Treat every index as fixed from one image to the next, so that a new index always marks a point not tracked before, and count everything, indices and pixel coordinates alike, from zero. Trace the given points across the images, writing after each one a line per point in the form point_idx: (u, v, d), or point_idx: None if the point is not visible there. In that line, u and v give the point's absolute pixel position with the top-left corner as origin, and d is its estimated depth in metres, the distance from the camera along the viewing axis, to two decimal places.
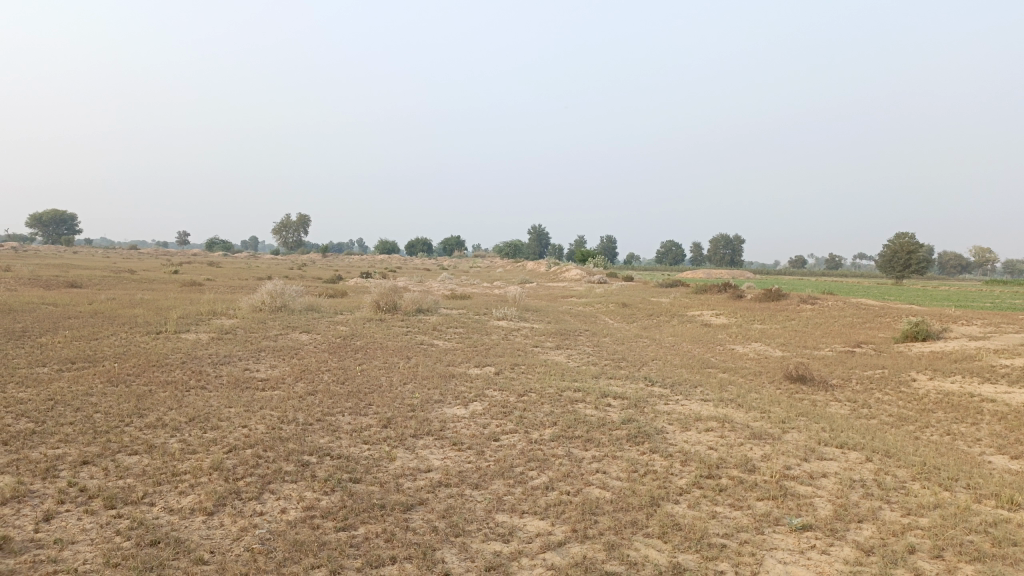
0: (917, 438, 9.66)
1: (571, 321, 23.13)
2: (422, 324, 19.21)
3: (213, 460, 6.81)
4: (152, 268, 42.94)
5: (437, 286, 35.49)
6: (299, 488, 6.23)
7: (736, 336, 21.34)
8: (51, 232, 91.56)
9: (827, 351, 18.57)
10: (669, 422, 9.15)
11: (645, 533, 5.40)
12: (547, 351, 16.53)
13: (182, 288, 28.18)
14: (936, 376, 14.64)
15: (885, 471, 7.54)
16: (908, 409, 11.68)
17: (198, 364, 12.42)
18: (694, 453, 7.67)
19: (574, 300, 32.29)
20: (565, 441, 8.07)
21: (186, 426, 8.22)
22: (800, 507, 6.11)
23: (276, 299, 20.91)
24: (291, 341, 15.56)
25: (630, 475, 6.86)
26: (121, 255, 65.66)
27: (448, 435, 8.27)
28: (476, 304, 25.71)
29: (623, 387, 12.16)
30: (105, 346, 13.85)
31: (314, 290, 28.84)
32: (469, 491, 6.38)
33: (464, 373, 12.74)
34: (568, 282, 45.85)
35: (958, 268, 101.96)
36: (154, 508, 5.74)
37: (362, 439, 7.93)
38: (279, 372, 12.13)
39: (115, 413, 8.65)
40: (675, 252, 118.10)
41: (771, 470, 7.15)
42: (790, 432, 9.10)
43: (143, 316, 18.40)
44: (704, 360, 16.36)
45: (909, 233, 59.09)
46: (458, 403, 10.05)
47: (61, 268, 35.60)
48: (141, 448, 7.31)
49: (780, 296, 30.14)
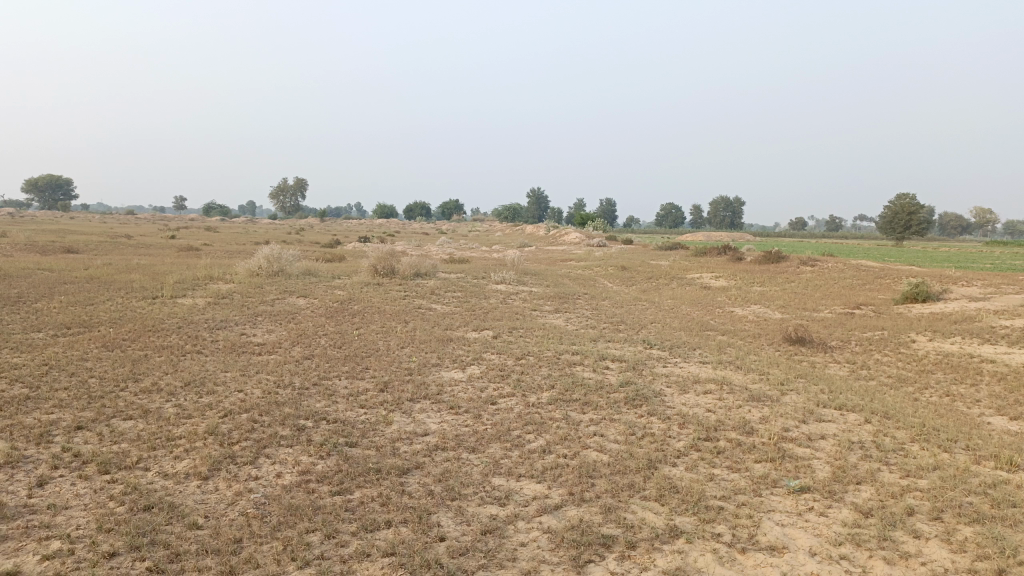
0: (916, 400, 9.64)
1: (570, 285, 23.05)
2: (420, 288, 19.12)
3: (208, 425, 6.76)
4: (149, 233, 42.71)
5: (436, 251, 35.39)
6: (294, 452, 6.18)
7: (735, 299, 21.29)
8: (48, 197, 90.98)
9: (826, 313, 18.52)
10: (667, 385, 9.12)
11: (643, 496, 5.37)
12: (545, 315, 16.48)
13: (179, 253, 28.01)
14: (935, 337, 14.60)
15: (884, 432, 7.51)
16: (907, 370, 11.66)
17: (194, 329, 12.36)
18: (692, 416, 7.63)
19: (573, 264, 32.18)
20: (563, 404, 8.03)
21: (181, 390, 8.17)
22: (799, 470, 6.08)
23: (273, 264, 20.80)
24: (288, 306, 15.48)
25: (628, 438, 6.82)
26: (118, 220, 65.32)
27: (445, 399, 8.23)
28: (474, 268, 25.60)
29: (622, 349, 12.13)
30: (101, 312, 13.76)
31: (311, 255, 28.74)
32: (466, 455, 6.34)
33: (462, 336, 12.69)
34: (567, 245, 45.66)
35: (958, 229, 101.65)
36: (149, 473, 5.70)
37: (359, 403, 7.88)
38: (275, 336, 12.07)
39: (110, 378, 8.60)
40: (675, 214, 117.59)
41: (769, 433, 7.12)
42: (789, 394, 9.07)
43: (140, 281, 18.30)
44: (702, 323, 16.31)
45: (910, 195, 58.73)
46: (456, 367, 10.01)
47: (57, 233, 35.40)
48: (135, 413, 7.26)
49: (780, 258, 30.01)
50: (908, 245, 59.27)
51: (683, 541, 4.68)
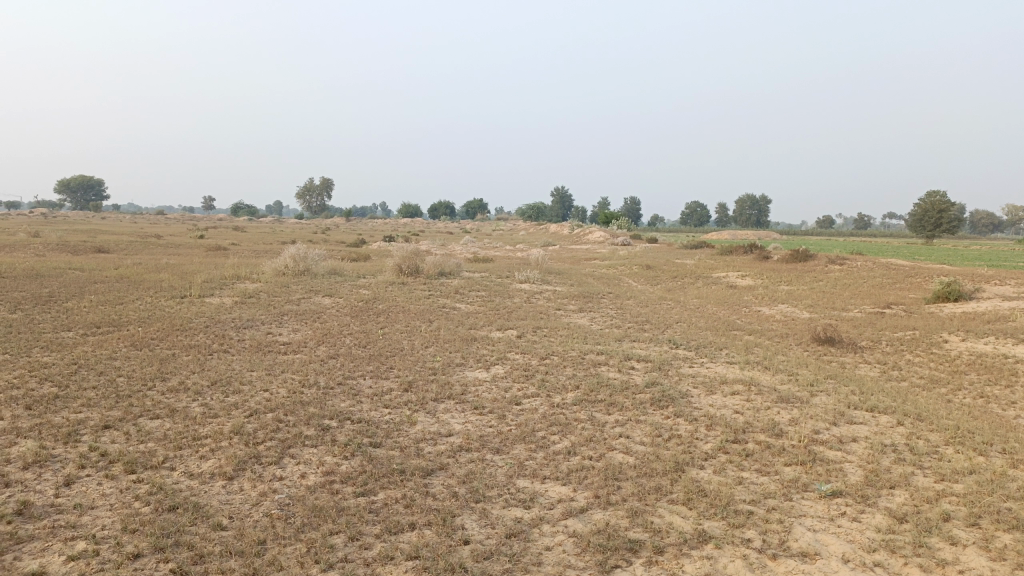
0: (950, 402, 9.42)
1: (594, 284, 22.92)
2: (445, 287, 19.12)
3: (233, 425, 6.77)
4: (177, 233, 43.27)
5: (460, 249, 35.46)
6: (319, 452, 6.17)
7: (762, 298, 21.05)
8: (80, 198, 92.59)
9: (856, 313, 18.22)
10: (694, 385, 9.00)
11: (670, 499, 5.28)
12: (570, 314, 16.40)
13: (206, 253, 28.29)
14: (968, 337, 14.29)
15: (917, 435, 7.34)
16: (939, 371, 11.42)
17: (221, 328, 12.45)
18: (719, 417, 7.51)
19: (597, 263, 32.03)
20: (588, 404, 7.95)
21: (207, 390, 8.21)
22: (830, 473, 5.95)
23: (299, 263, 20.94)
24: (313, 305, 15.54)
25: (654, 440, 6.73)
26: (148, 220, 66.20)
27: (469, 399, 8.19)
28: (499, 267, 25.59)
29: (647, 349, 12.02)
30: (130, 311, 13.91)
31: (337, 254, 28.90)
32: (490, 456, 6.29)
33: (486, 336, 12.66)
34: (592, 244, 45.50)
35: (990, 227, 99.82)
36: (174, 473, 5.72)
37: (383, 403, 7.86)
38: (301, 335, 12.12)
39: (138, 377, 8.67)
40: (700, 213, 116.72)
41: (799, 435, 6.98)
42: (819, 395, 8.90)
43: (168, 280, 18.49)
44: (729, 322, 16.14)
45: (941, 192, 57.73)
46: (480, 367, 9.97)
47: (88, 234, 35.94)
48: (162, 412, 7.31)
49: (807, 257, 29.63)
50: (939, 243, 58.27)
51: (711, 547, 4.59)
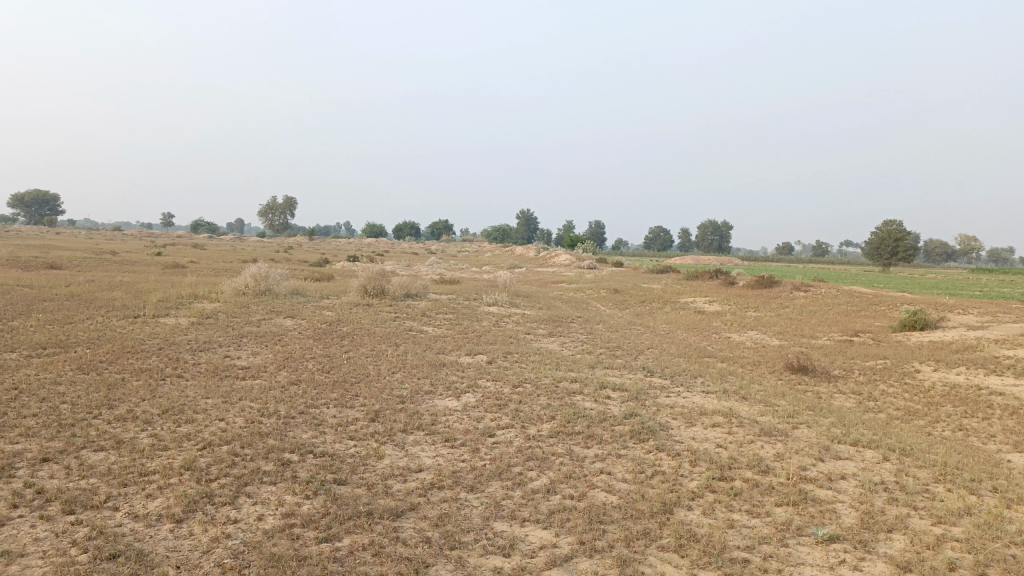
0: (930, 435, 9.23)
1: (563, 308, 22.62)
2: (411, 309, 18.65)
3: (184, 459, 6.25)
4: (136, 248, 42.19)
5: (425, 271, 34.95)
6: (278, 491, 5.69)
7: (731, 324, 20.97)
8: (35, 212, 90.25)
9: (825, 341, 18.17)
10: (673, 416, 8.68)
11: (660, 546, 4.92)
12: (539, 339, 16.06)
13: (164, 270, 27.44)
14: (940, 367, 14.24)
15: (905, 472, 7.09)
16: (915, 402, 11.27)
17: (175, 351, 11.83)
18: (703, 452, 7.18)
19: (564, 286, 31.79)
20: (565, 437, 7.57)
21: (158, 419, 7.66)
22: (823, 515, 5.65)
23: (260, 283, 20.29)
24: (274, 327, 14.97)
25: (637, 477, 6.37)
26: (104, 236, 64.58)
27: (440, 431, 7.75)
28: (465, 289, 25.16)
29: (621, 377, 11.68)
30: (79, 331, 13.21)
31: (299, 273, 28.22)
32: (464, 495, 5.86)
33: (455, 361, 12.21)
34: (558, 267, 45.39)
35: (944, 256, 102.33)
36: (117, 514, 5.20)
37: (348, 435, 7.39)
38: (260, 359, 11.56)
39: (83, 404, 8.05)
40: (663, 238, 117.86)
41: (787, 472, 6.68)
42: (800, 428, 8.65)
43: (121, 299, 17.73)
44: (700, 349, 15.93)
45: (898, 221, 58.87)
46: (450, 395, 9.53)
47: (40, 249, 34.75)
48: (107, 444, 6.74)
49: (772, 283, 29.76)
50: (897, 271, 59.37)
51: None
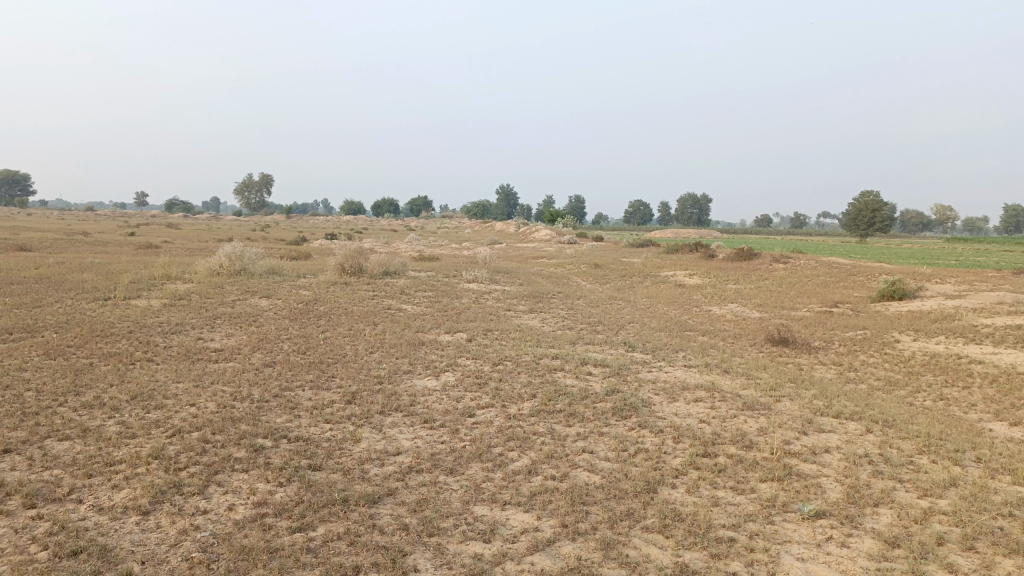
0: (912, 405, 9.20)
1: (543, 283, 22.45)
2: (390, 287, 18.40)
3: (153, 448, 6.04)
4: (108, 230, 41.42)
5: (404, 248, 34.57)
6: (250, 478, 5.50)
7: (712, 297, 20.92)
8: (4, 193, 88.42)
9: (805, 312, 18.18)
10: (655, 392, 8.57)
11: (644, 527, 4.80)
12: (520, 315, 15.91)
13: (137, 251, 26.92)
14: (919, 337, 14.27)
15: (889, 444, 7.03)
16: (895, 373, 11.26)
17: (147, 334, 11.54)
18: (686, 428, 7.06)
19: (545, 261, 31.63)
20: (546, 415, 7.43)
21: (126, 405, 7.42)
22: (808, 491, 5.56)
23: (235, 263, 19.91)
24: (249, 308, 14.67)
25: (620, 456, 6.24)
26: (76, 217, 63.31)
27: (419, 412, 7.59)
28: (444, 266, 24.92)
29: (602, 353, 11.56)
30: (47, 315, 12.84)
31: (276, 252, 27.76)
32: (443, 478, 5.70)
33: (434, 340, 12.01)
34: (538, 242, 45.16)
35: (919, 225, 103.26)
36: (82, 507, 4.99)
37: (323, 418, 7.20)
38: (235, 341, 11.30)
39: (48, 391, 7.78)
40: (643, 211, 117.91)
41: (771, 446, 6.59)
42: (783, 401, 8.57)
43: (92, 281, 17.30)
44: (682, 323, 15.85)
45: (875, 192, 59.12)
46: (429, 374, 9.36)
47: (10, 231, 33.92)
48: (73, 433, 6.50)
49: (751, 255, 29.79)
50: (873, 241, 59.77)
51: None
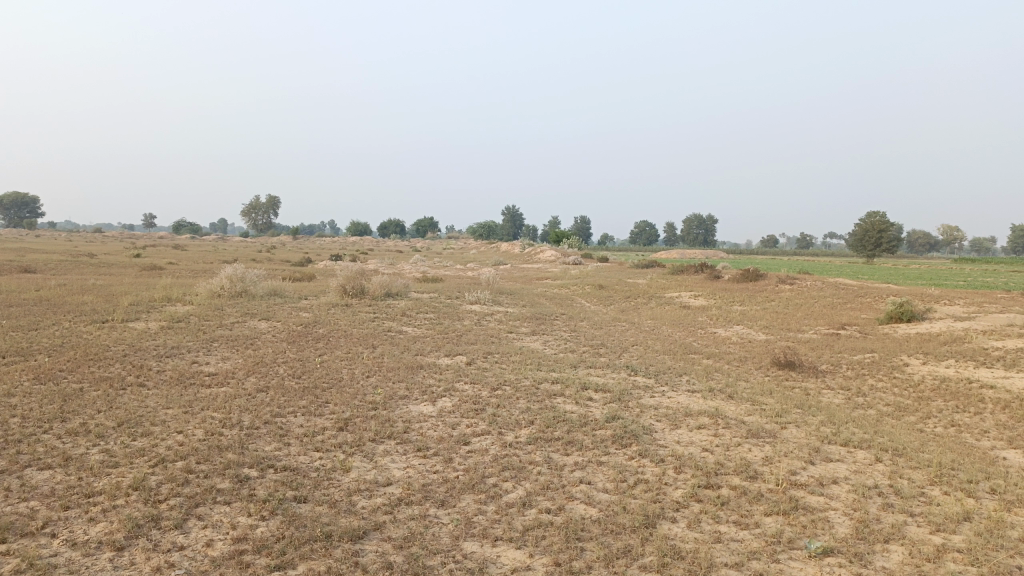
0: (922, 432, 8.93)
1: (547, 305, 22.26)
2: (391, 309, 18.20)
3: (135, 478, 5.83)
4: (114, 250, 41.48)
5: (408, 269, 34.42)
6: (233, 512, 5.29)
7: (717, 319, 20.69)
8: (13, 214, 88.97)
9: (812, 334, 17.91)
10: (657, 419, 8.32)
11: (642, 566, 4.56)
12: (521, 337, 15.70)
13: (141, 273, 26.86)
14: (928, 360, 13.97)
15: (900, 474, 6.76)
16: (904, 398, 10.98)
17: (142, 357, 11.37)
18: (688, 457, 6.81)
19: (549, 282, 31.42)
20: (543, 443, 7.20)
21: (112, 433, 7.22)
22: (815, 526, 5.31)
23: (236, 284, 19.77)
24: (248, 330, 14.48)
25: (618, 487, 6.00)
26: (83, 238, 63.55)
27: (412, 439, 7.36)
28: (447, 287, 24.73)
29: (604, 377, 11.33)
30: (43, 338, 12.69)
31: (279, 274, 27.64)
32: (434, 511, 5.47)
33: (433, 363, 11.80)
34: (542, 263, 45.05)
35: (926, 245, 102.80)
36: (54, 542, 4.77)
37: (313, 446, 6.98)
38: (229, 365, 11.10)
39: (34, 418, 7.58)
40: (648, 232, 117.79)
41: (776, 477, 6.34)
42: (789, 428, 8.31)
43: (91, 303, 17.17)
44: (686, 345, 15.62)
45: (881, 213, 58.85)
46: (426, 399, 9.14)
47: (16, 252, 33.94)
48: (54, 461, 6.29)
49: (757, 276, 29.52)
50: (880, 262, 59.44)
51: None
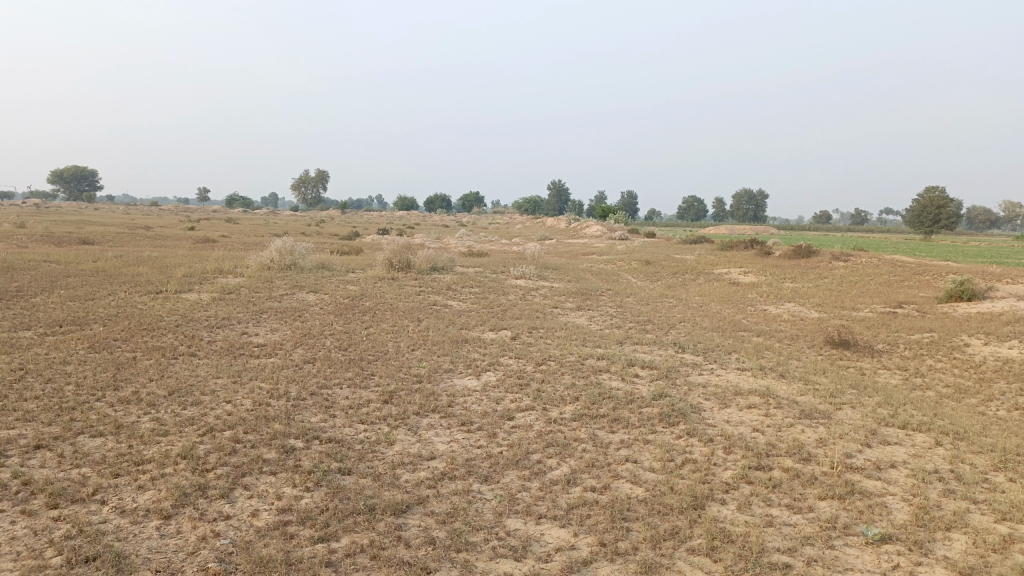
0: (984, 415, 8.58)
1: (593, 280, 22.03)
2: (436, 283, 18.21)
3: (183, 447, 5.90)
4: (169, 223, 42.37)
5: (455, 243, 34.45)
6: (278, 482, 5.31)
7: (768, 296, 20.23)
8: (74, 188, 91.61)
9: (867, 312, 17.40)
10: (706, 397, 8.14)
11: (690, 549, 4.43)
12: (567, 312, 15.57)
13: (194, 245, 27.37)
14: (990, 341, 13.44)
15: (962, 459, 6.48)
16: (965, 379, 10.56)
17: (193, 328, 11.57)
18: (738, 437, 6.63)
19: (596, 258, 31.12)
20: (589, 420, 7.08)
21: (163, 401, 7.34)
22: (872, 512, 5.11)
23: (285, 257, 19.98)
24: (296, 303, 14.62)
25: (666, 466, 5.87)
26: (139, 211, 65.18)
27: (456, 413, 7.33)
28: (493, 262, 24.64)
29: (651, 354, 11.14)
30: (99, 308, 12.99)
31: (327, 247, 27.88)
32: (478, 486, 5.41)
33: (478, 337, 11.76)
34: (589, 238, 44.64)
35: (987, 222, 99.22)
36: (104, 509, 4.84)
37: (358, 418, 6.99)
38: (277, 336, 11.21)
39: (88, 386, 7.74)
40: (697, 207, 115.90)
41: (831, 460, 6.12)
42: (843, 408, 8.06)
43: (146, 274, 17.53)
44: (735, 322, 15.30)
45: (940, 188, 56.82)
46: (470, 373, 9.10)
47: (76, 225, 34.86)
48: (106, 429, 6.41)
49: (810, 252, 28.79)
50: (938, 239, 57.53)
51: None
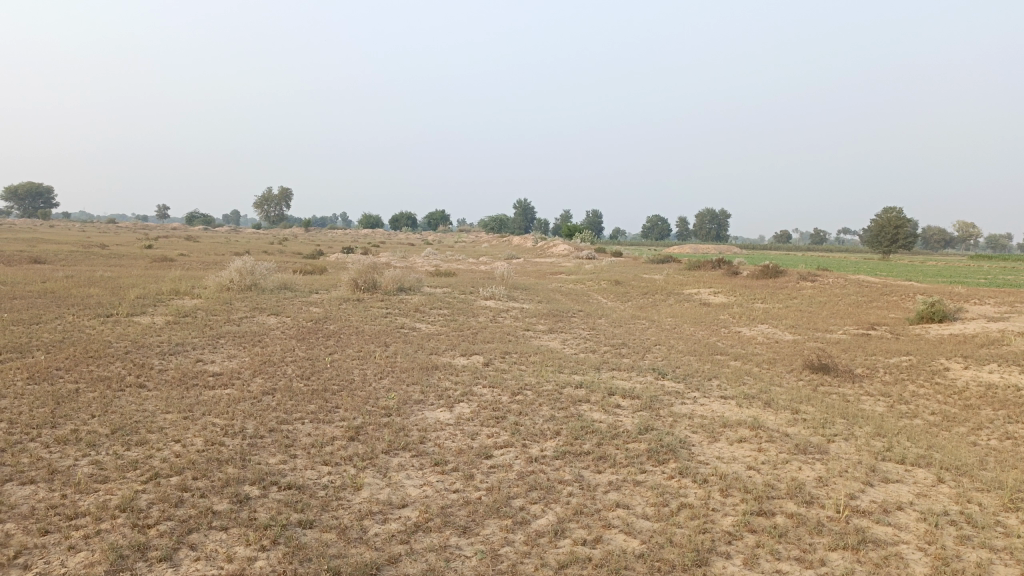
0: (977, 446, 8.25)
1: (563, 301, 21.60)
2: (403, 305, 17.58)
3: (125, 497, 5.25)
4: (124, 242, 41.01)
5: (421, 263, 33.82)
6: (232, 540, 4.70)
7: (741, 317, 19.98)
8: (28, 205, 89.09)
9: (841, 334, 17.19)
10: (693, 431, 7.68)
11: None
12: (539, 336, 15.07)
13: (149, 264, 26.34)
14: (969, 364, 13.24)
15: (970, 498, 6.08)
16: (950, 406, 10.25)
17: (144, 355, 10.82)
18: (734, 477, 6.17)
19: (565, 278, 30.66)
20: (573, 459, 6.57)
21: (106, 441, 6.65)
22: (890, 565, 4.67)
23: (245, 277, 19.19)
24: (256, 326, 13.89)
25: (660, 512, 5.38)
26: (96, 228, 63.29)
27: (429, 452, 6.76)
28: (461, 282, 24.10)
29: (630, 381, 10.67)
30: (43, 333, 12.15)
31: (289, 266, 27.06)
32: (456, 540, 4.86)
33: (449, 364, 11.18)
34: (557, 257, 44.31)
35: (942, 241, 101.22)
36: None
37: (322, 459, 6.38)
38: (235, 364, 10.51)
39: (22, 423, 7.01)
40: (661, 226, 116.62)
41: (835, 503, 5.68)
42: (837, 442, 7.64)
43: (97, 296, 16.64)
44: (710, 345, 14.92)
45: (898, 209, 57.72)
46: (442, 405, 8.52)
47: (28, 243, 33.49)
48: (38, 475, 5.73)
49: (778, 272, 28.68)
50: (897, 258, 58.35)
51: None
